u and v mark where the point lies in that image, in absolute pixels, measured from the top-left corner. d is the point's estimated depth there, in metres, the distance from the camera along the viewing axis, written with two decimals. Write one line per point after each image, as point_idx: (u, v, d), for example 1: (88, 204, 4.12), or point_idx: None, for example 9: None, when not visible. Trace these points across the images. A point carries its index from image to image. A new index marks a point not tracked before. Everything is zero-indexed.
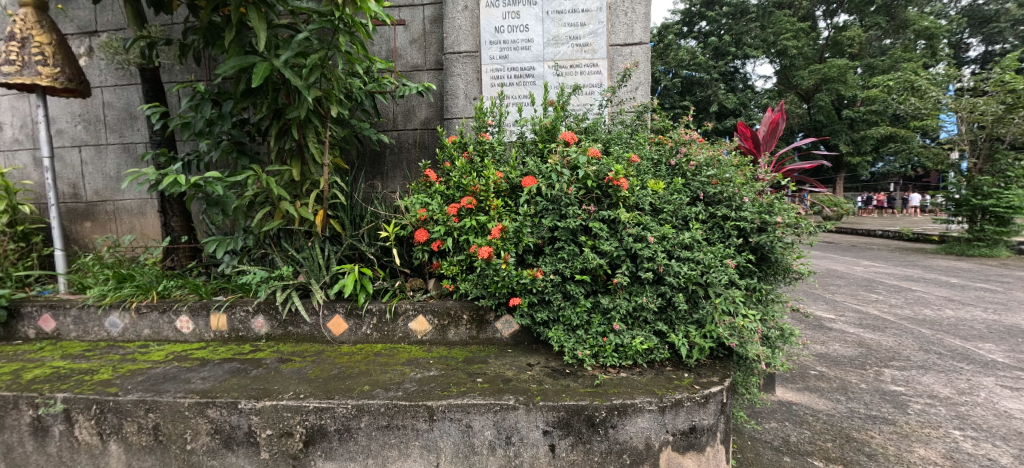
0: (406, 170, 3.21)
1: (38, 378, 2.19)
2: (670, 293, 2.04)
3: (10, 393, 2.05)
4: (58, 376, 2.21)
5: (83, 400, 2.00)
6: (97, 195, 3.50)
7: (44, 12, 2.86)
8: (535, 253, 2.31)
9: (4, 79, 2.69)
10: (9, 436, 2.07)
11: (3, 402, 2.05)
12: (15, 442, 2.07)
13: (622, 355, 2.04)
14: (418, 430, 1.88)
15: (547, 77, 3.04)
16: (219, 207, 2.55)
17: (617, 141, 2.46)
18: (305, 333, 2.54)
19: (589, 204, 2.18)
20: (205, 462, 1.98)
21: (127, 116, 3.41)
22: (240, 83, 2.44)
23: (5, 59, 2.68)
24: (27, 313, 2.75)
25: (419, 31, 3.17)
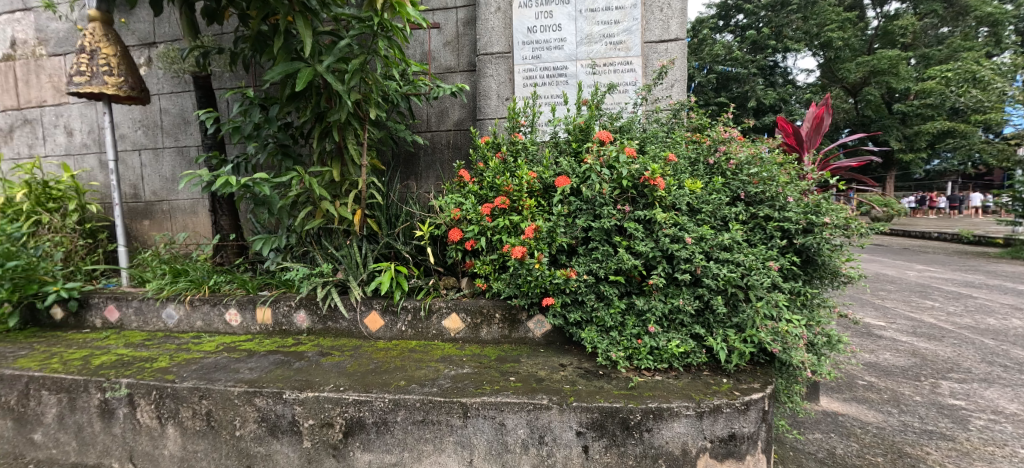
0: (440, 171, 3.25)
1: (105, 364, 2.37)
2: (708, 296, 1.98)
3: (81, 377, 2.22)
4: (123, 363, 2.37)
5: (144, 386, 2.14)
6: (155, 195, 3.74)
7: (110, 26, 3.07)
8: (568, 254, 2.30)
9: (76, 89, 2.90)
10: (80, 416, 2.24)
11: (75, 384, 2.22)
12: (85, 423, 2.24)
13: (657, 358, 2.00)
14: (452, 426, 1.91)
15: (580, 76, 3.00)
16: (265, 207, 2.67)
17: (653, 140, 2.41)
18: (343, 328, 2.62)
19: (624, 204, 2.15)
20: (253, 448, 2.08)
21: (182, 122, 3.62)
22: (285, 88, 2.54)
23: (77, 70, 2.89)
24: (95, 303, 2.96)
25: (453, 34, 3.20)
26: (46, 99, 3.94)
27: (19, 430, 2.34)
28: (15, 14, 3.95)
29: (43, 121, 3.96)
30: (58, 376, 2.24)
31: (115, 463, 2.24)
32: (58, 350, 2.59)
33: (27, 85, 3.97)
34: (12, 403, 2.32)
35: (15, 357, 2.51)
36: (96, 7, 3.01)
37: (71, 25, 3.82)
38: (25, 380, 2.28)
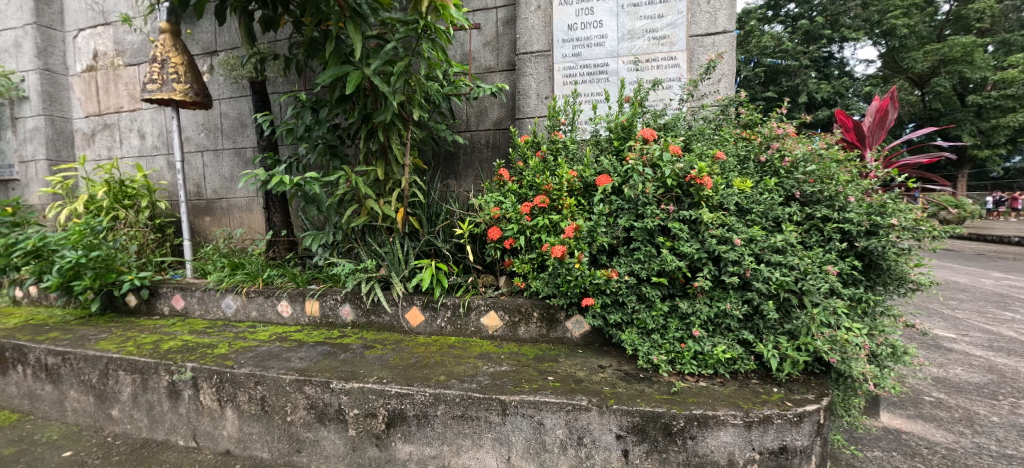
0: (479, 170, 3.26)
1: (172, 348, 2.52)
2: (758, 300, 1.89)
3: (152, 360, 2.38)
4: (187, 348, 2.53)
5: (206, 370, 2.27)
6: (215, 193, 3.95)
7: (178, 36, 3.26)
8: (609, 254, 2.26)
9: (149, 96, 3.11)
10: (151, 395, 2.40)
11: (147, 366, 2.38)
12: (155, 401, 2.40)
13: (702, 363, 1.93)
14: (491, 423, 1.91)
15: (621, 73, 2.93)
16: (314, 204, 2.77)
17: (699, 138, 2.32)
18: (386, 323, 2.69)
19: (668, 203, 2.08)
20: (303, 434, 2.16)
21: (240, 125, 3.80)
22: (334, 90, 2.62)
23: (150, 79, 3.10)
24: (163, 292, 3.17)
25: (492, 34, 3.20)
26: (122, 106, 4.24)
27: (99, 406, 2.53)
28: (97, 28, 4.27)
29: (120, 125, 4.27)
30: (133, 358, 2.41)
31: (181, 441, 2.39)
32: (131, 335, 2.78)
33: (107, 93, 4.29)
34: (94, 381, 2.52)
35: (95, 339, 2.72)
36: (166, 19, 3.20)
37: (145, 37, 4.09)
38: (104, 360, 2.47)
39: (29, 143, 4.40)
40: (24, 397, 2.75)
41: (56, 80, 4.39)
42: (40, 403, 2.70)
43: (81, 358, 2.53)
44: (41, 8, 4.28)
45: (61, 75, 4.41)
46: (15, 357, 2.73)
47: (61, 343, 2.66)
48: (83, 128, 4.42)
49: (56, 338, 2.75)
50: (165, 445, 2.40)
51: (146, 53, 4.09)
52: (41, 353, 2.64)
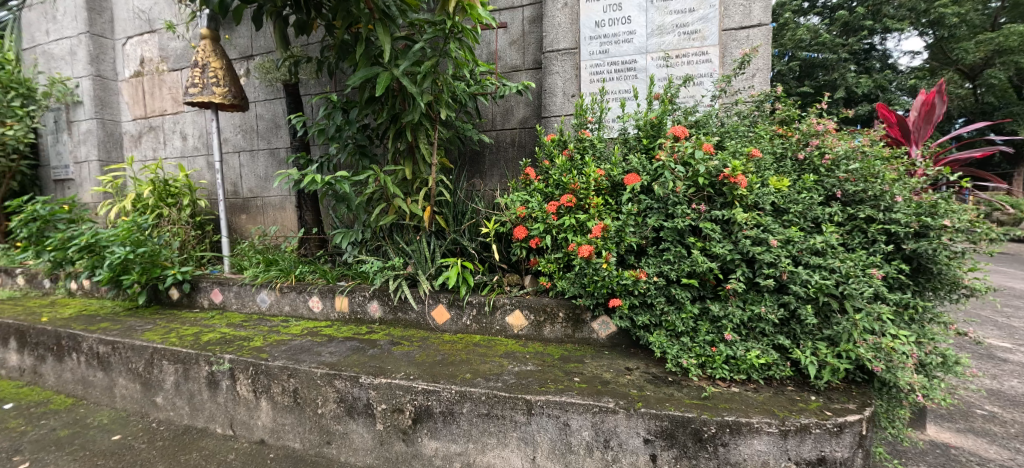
0: (505, 169, 3.25)
1: (211, 340, 2.61)
2: (794, 304, 1.82)
3: (193, 351, 2.46)
4: (225, 340, 2.61)
5: (243, 362, 2.33)
6: (250, 192, 4.07)
7: (217, 42, 3.36)
8: (637, 254, 2.22)
9: (190, 99, 3.22)
10: (192, 385, 2.48)
11: (188, 357, 2.47)
12: (196, 390, 2.48)
13: (734, 368, 1.87)
14: (517, 422, 1.90)
15: (650, 69, 2.87)
16: (345, 203, 2.81)
17: (732, 135, 2.25)
18: (412, 320, 2.71)
19: (700, 203, 2.03)
20: (333, 426, 2.20)
21: (273, 126, 3.90)
22: (364, 91, 2.66)
23: (191, 83, 3.20)
24: (203, 286, 3.28)
25: (519, 33, 3.19)
26: (166, 109, 4.41)
27: (145, 394, 2.64)
28: (143, 35, 4.45)
29: (164, 128, 4.45)
30: (175, 349, 2.50)
31: (219, 429, 2.47)
32: (174, 326, 2.89)
33: (152, 97, 4.47)
34: (140, 369, 2.62)
35: (141, 330, 2.83)
36: (206, 26, 3.30)
37: (186, 43, 4.24)
38: (150, 350, 2.57)
39: (83, 145, 4.63)
40: (78, 383, 2.90)
41: (106, 85, 4.60)
42: (92, 389, 2.84)
43: (129, 348, 2.64)
44: (93, 18, 4.49)
45: (111, 81, 4.63)
46: (70, 345, 2.88)
47: (111, 333, 2.79)
48: (131, 130, 4.63)
49: (106, 328, 2.88)
50: (204, 433, 2.48)
51: (188, 58, 4.25)
52: (93, 342, 2.77)
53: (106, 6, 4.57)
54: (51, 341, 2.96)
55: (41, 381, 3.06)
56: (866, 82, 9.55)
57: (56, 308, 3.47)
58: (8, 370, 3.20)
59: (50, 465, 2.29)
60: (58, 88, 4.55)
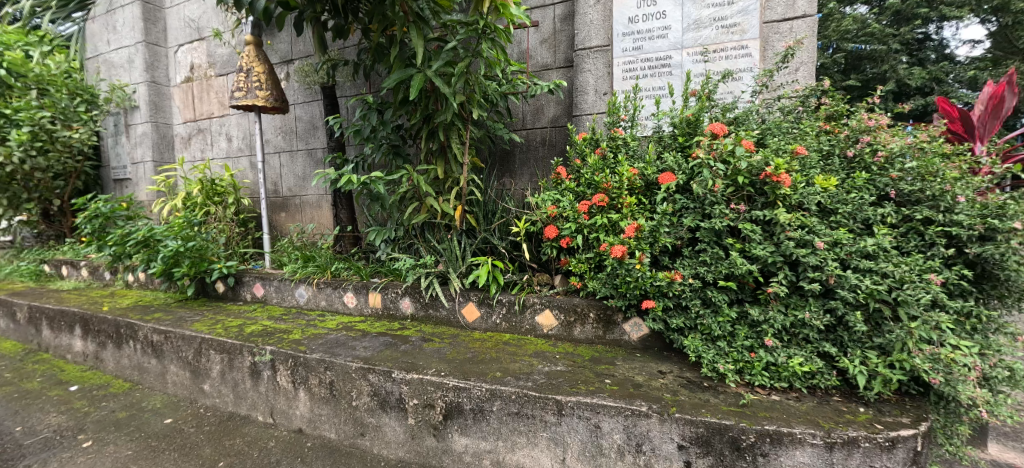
0: (535, 168, 3.22)
1: (254, 332, 2.70)
2: (842, 310, 1.74)
3: (237, 342, 2.55)
4: (267, 332, 2.69)
5: (283, 353, 2.40)
6: (290, 190, 4.19)
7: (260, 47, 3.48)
8: (672, 254, 2.16)
9: (235, 102, 3.33)
10: (236, 374, 2.57)
11: (233, 347, 2.56)
12: (239, 379, 2.57)
13: (775, 375, 1.80)
14: (547, 422, 1.88)
15: (686, 65, 2.78)
16: (379, 201, 2.86)
17: (774, 132, 2.15)
18: (443, 317, 2.72)
19: (739, 203, 1.96)
20: (367, 419, 2.23)
21: (311, 127, 4.00)
22: (399, 92, 2.70)
23: (236, 87, 3.31)
24: (246, 281, 3.41)
25: (550, 31, 3.16)
26: (212, 111, 4.60)
27: (194, 381, 2.75)
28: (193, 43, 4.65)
29: (211, 130, 4.63)
30: (221, 339, 2.60)
31: (260, 417, 2.55)
32: (220, 318, 3.01)
33: (200, 101, 4.67)
34: (190, 358, 2.74)
35: (190, 320, 2.96)
36: (249, 32, 3.41)
37: (232, 50, 4.38)
38: (198, 339, 2.68)
39: (139, 147, 4.89)
40: (134, 368, 3.05)
41: (160, 90, 4.84)
42: (146, 374, 2.98)
43: (179, 337, 2.76)
44: (148, 27, 4.73)
45: (164, 86, 4.86)
46: (127, 333, 3.03)
47: (163, 323, 2.92)
48: (181, 133, 4.84)
49: (159, 318, 3.03)
50: (247, 420, 2.57)
51: (233, 63, 4.41)
52: (147, 330, 2.91)
53: (160, 16, 4.81)
54: (110, 329, 3.13)
55: (102, 366, 3.24)
56: (920, 74, 8.74)
57: (115, 298, 3.67)
58: (73, 355, 3.41)
59: (111, 444, 2.43)
60: (118, 93, 4.82)
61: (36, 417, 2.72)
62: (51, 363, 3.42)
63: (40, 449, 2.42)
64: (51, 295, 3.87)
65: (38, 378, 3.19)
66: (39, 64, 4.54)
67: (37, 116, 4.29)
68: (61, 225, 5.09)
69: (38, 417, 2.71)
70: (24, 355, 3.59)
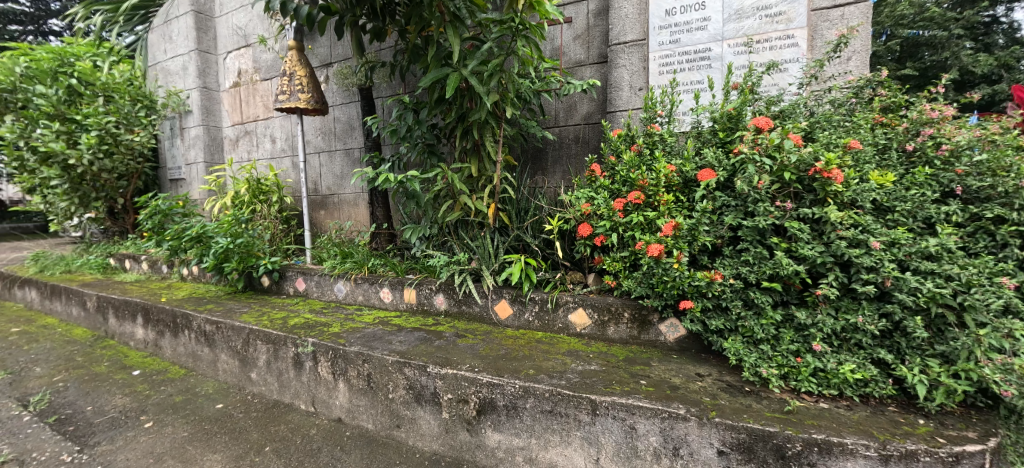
0: (568, 165, 3.18)
1: (297, 324, 2.78)
2: (899, 314, 1.64)
3: (282, 333, 2.64)
4: (308, 325, 2.77)
5: (324, 345, 2.46)
6: (328, 189, 4.31)
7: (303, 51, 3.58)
8: (712, 254, 2.09)
9: (280, 105, 3.46)
10: (281, 363, 2.66)
11: (277, 338, 2.65)
12: (283, 369, 2.65)
13: (823, 382, 1.71)
14: (581, 422, 1.85)
15: (727, 57, 2.67)
16: (415, 199, 2.89)
17: (824, 126, 2.04)
18: (476, 313, 2.73)
19: (785, 200, 1.88)
20: (402, 412, 2.26)
21: (348, 128, 4.09)
22: (434, 92, 2.71)
23: (280, 91, 3.43)
24: (289, 275, 3.52)
25: (584, 27, 3.11)
26: (258, 114, 4.77)
27: (242, 369, 2.86)
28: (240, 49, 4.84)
29: (256, 132, 4.81)
30: (267, 330, 2.69)
31: (303, 405, 2.62)
32: (266, 310, 3.12)
33: (247, 104, 4.85)
34: (239, 347, 2.85)
35: (239, 312, 3.08)
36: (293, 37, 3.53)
37: (276, 55, 4.51)
38: (246, 330, 2.79)
39: (192, 148, 5.13)
40: (189, 356, 3.21)
41: (211, 95, 5.06)
42: (200, 362, 3.13)
43: (229, 327, 2.87)
44: (200, 36, 4.96)
45: (215, 91, 5.08)
46: (183, 322, 3.19)
47: (215, 314, 3.06)
48: (230, 135, 5.05)
49: (211, 309, 3.17)
50: (291, 407, 2.66)
51: (275, 66, 4.55)
52: (200, 321, 3.05)
53: (211, 25, 5.03)
54: (168, 318, 3.30)
55: (161, 353, 3.43)
56: (986, 61, 7.96)
57: (172, 290, 3.87)
58: (135, 342, 3.61)
59: (169, 425, 2.56)
60: (173, 99, 5.07)
61: (103, 398, 2.90)
62: (116, 349, 3.64)
63: (108, 427, 2.58)
64: (116, 286, 4.12)
65: (105, 362, 3.40)
66: (106, 73, 4.84)
67: (103, 121, 4.60)
68: (125, 222, 5.42)
69: (106, 398, 2.89)
70: (92, 341, 3.83)
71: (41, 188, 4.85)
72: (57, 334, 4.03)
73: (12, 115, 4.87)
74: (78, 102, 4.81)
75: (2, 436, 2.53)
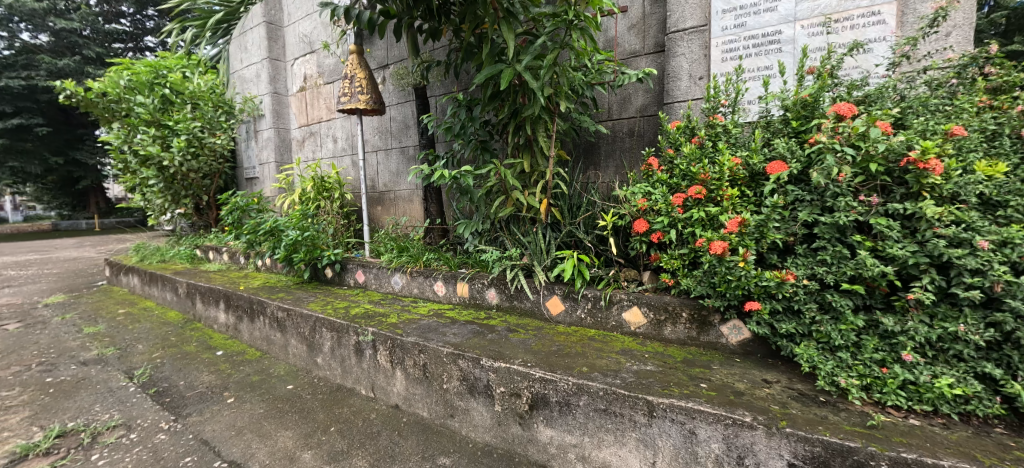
0: (622, 160, 3.07)
1: (358, 314, 2.88)
2: (1011, 324, 1.44)
3: (345, 321, 2.74)
4: (368, 315, 2.86)
5: (383, 335, 2.53)
6: (385, 185, 4.43)
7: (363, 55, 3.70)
8: (782, 252, 1.95)
9: (341, 106, 3.58)
10: (343, 350, 2.76)
11: (340, 326, 2.75)
12: (346, 356, 2.76)
13: (913, 396, 1.54)
14: (636, 423, 1.78)
15: (799, 40, 2.46)
16: (468, 195, 2.91)
17: (917, 112, 1.86)
18: (527, 308, 2.71)
19: (870, 195, 1.72)
20: (456, 403, 2.28)
21: (404, 126, 4.19)
22: (488, 88, 2.70)
23: (342, 93, 3.56)
24: (351, 268, 3.66)
25: (639, 16, 2.99)
26: (321, 116, 4.99)
27: (310, 354, 3.00)
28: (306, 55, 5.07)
29: (320, 132, 5.03)
30: (331, 319, 2.81)
31: (363, 390, 2.72)
32: (331, 300, 3.26)
33: (312, 107, 5.08)
34: (307, 333, 2.99)
35: (307, 301, 3.24)
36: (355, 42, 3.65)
37: (338, 59, 4.69)
38: (313, 318, 2.92)
39: (264, 149, 5.46)
40: (263, 340, 3.41)
41: (281, 99, 5.36)
42: (273, 346, 3.32)
43: (298, 315, 3.02)
44: (272, 45, 5.26)
45: (284, 95, 5.37)
46: (258, 308, 3.39)
47: (286, 302, 3.22)
48: (297, 136, 5.31)
49: (283, 298, 3.35)
50: (352, 392, 2.76)
51: (336, 69, 4.73)
52: (274, 307, 3.22)
53: (281, 34, 5.32)
54: (245, 304, 3.52)
55: (240, 336, 3.67)
56: None
57: (249, 279, 4.13)
58: (218, 326, 3.89)
59: (247, 402, 2.73)
60: (249, 104, 5.41)
61: (193, 374, 3.14)
62: (203, 331, 3.94)
63: (197, 401, 2.79)
64: (202, 275, 4.46)
65: (194, 343, 3.69)
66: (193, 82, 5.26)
67: (191, 126, 5.02)
68: (208, 216, 5.85)
69: (195, 375, 3.13)
70: (183, 323, 4.17)
71: (140, 186, 5.35)
72: (154, 315, 4.43)
73: (118, 123, 5.40)
74: (171, 109, 5.26)
75: (112, 403, 2.80)
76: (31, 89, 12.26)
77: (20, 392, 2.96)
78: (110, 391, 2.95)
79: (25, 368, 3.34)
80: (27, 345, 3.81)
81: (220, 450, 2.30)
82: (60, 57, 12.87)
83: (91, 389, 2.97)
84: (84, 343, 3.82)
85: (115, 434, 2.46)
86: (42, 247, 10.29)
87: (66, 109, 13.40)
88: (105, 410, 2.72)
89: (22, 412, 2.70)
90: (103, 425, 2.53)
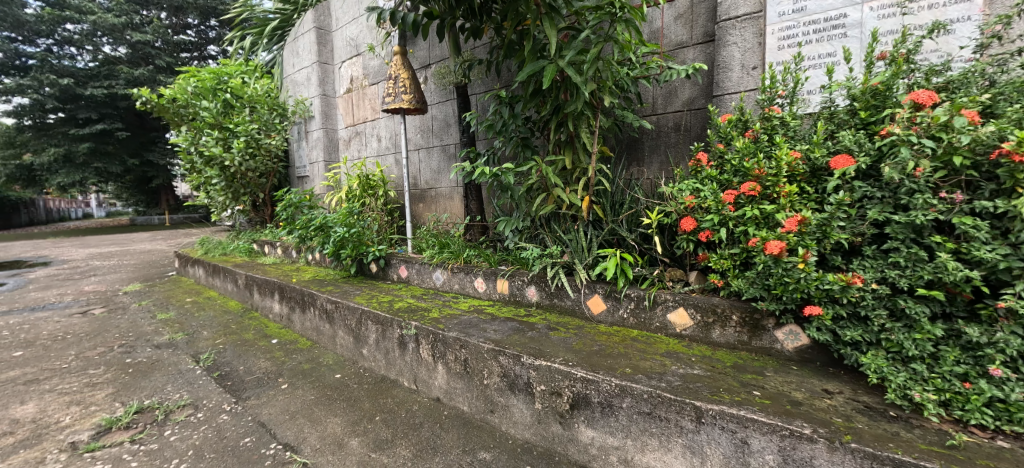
0: (667, 156, 2.96)
1: (401, 308, 2.93)
2: None
3: (389, 315, 2.78)
4: (411, 309, 2.90)
5: (425, 329, 2.55)
6: (426, 183, 4.47)
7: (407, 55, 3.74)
8: (847, 253, 1.81)
9: (386, 106, 3.65)
10: (388, 343, 2.81)
11: (384, 319, 2.80)
12: (390, 348, 2.80)
13: (1002, 415, 1.39)
14: (683, 428, 1.70)
15: (867, 22, 2.28)
16: (509, 191, 2.88)
17: (1010, 98, 1.67)
18: (568, 307, 2.65)
19: (952, 191, 1.57)
20: (497, 398, 2.26)
21: (445, 124, 4.22)
22: (530, 84, 2.66)
23: (386, 93, 3.62)
24: (394, 263, 3.73)
25: (686, 5, 2.85)
26: (366, 116, 5.11)
27: (356, 345, 3.08)
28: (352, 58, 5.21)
29: (365, 132, 5.15)
30: (376, 312, 2.86)
31: (406, 383, 2.75)
32: (375, 294, 3.33)
33: (357, 107, 5.20)
34: (353, 325, 3.06)
35: (353, 294, 3.32)
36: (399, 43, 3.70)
37: (382, 60, 4.78)
38: (359, 311, 2.98)
39: (314, 149, 5.68)
40: (314, 330, 3.52)
41: (329, 101, 5.54)
42: (322, 336, 3.42)
43: (345, 307, 3.10)
44: (322, 49, 5.43)
45: (332, 97, 5.54)
46: (309, 300, 3.51)
47: (335, 294, 3.32)
48: (344, 136, 5.46)
49: (331, 291, 3.46)
50: (396, 384, 2.80)
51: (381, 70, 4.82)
52: (323, 300, 3.32)
53: (331, 39, 5.49)
54: (297, 296, 3.65)
55: (292, 326, 3.82)
56: None
57: (301, 272, 4.29)
58: (273, 315, 4.07)
59: (298, 389, 2.83)
60: (300, 107, 5.66)
61: (251, 360, 3.29)
62: (259, 320, 4.13)
63: (255, 385, 2.92)
64: (259, 268, 4.67)
65: (252, 331, 3.87)
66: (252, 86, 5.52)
67: (249, 127, 5.27)
68: (264, 213, 6.13)
69: (253, 361, 3.28)
70: (242, 312, 4.39)
71: (204, 184, 5.68)
72: (217, 304, 4.69)
73: (186, 125, 5.74)
74: (231, 112, 5.54)
75: (182, 384, 2.97)
76: (112, 97, 13.38)
77: (104, 370, 3.19)
78: (179, 373, 3.14)
79: (109, 348, 3.61)
80: (110, 328, 4.12)
81: (276, 433, 2.38)
82: (137, 67, 13.92)
83: (164, 371, 3.17)
84: (157, 328, 4.09)
85: (185, 413, 2.61)
86: (122, 240, 11.15)
87: (141, 115, 14.52)
88: (176, 390, 2.89)
89: (106, 389, 2.91)
90: (174, 404, 2.69)
